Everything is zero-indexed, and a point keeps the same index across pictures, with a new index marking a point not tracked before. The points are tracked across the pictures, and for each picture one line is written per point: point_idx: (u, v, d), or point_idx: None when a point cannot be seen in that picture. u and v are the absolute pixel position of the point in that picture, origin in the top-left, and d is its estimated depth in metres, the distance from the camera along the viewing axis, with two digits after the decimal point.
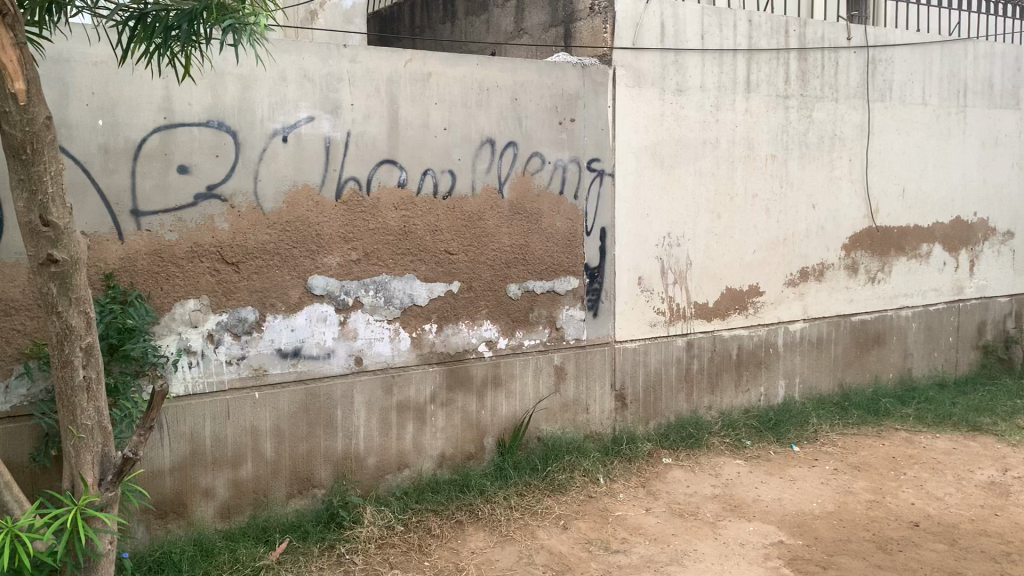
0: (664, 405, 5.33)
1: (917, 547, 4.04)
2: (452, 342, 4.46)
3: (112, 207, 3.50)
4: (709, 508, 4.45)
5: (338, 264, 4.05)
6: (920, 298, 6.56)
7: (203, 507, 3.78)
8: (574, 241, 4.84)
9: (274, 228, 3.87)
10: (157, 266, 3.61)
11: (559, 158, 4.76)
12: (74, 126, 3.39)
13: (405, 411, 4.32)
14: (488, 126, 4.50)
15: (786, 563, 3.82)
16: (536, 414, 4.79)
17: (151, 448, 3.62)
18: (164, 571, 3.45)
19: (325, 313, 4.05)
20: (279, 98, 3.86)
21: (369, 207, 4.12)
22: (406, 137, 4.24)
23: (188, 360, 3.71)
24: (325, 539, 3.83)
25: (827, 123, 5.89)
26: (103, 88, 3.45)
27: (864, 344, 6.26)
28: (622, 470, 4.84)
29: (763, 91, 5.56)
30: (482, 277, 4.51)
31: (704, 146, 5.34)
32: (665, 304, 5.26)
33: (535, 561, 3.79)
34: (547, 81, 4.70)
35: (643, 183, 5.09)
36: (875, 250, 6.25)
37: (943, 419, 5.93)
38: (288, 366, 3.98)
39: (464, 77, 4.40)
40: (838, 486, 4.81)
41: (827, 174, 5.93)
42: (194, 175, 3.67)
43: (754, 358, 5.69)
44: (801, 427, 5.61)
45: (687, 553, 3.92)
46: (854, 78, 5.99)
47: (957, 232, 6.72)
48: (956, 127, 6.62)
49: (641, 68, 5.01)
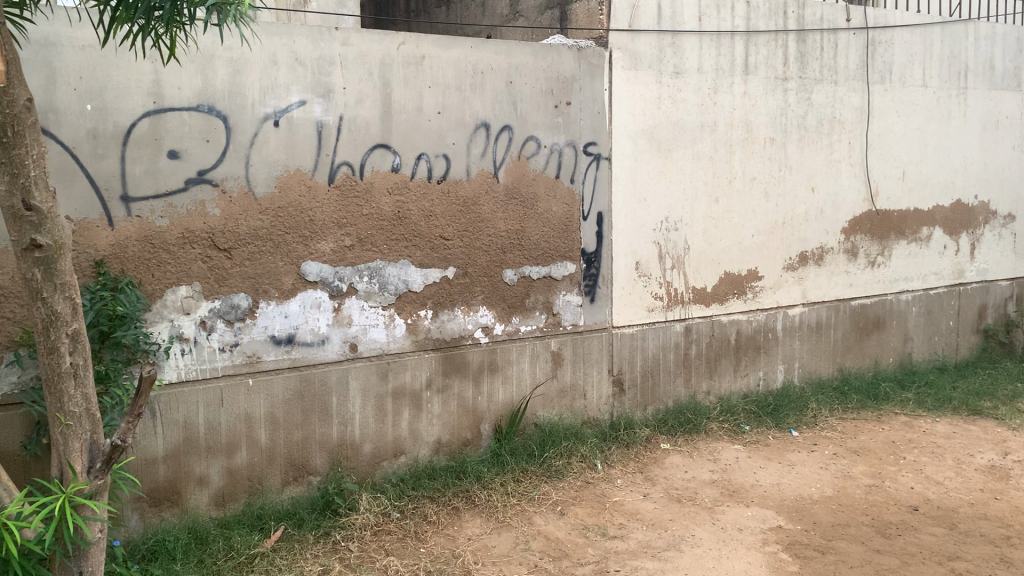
0: (662, 390, 5.30)
1: (916, 531, 4.02)
2: (448, 328, 4.43)
3: (102, 192, 3.47)
4: (707, 493, 4.43)
5: (331, 249, 4.01)
6: (921, 282, 6.52)
7: (197, 495, 3.76)
8: (571, 226, 4.80)
9: (266, 213, 3.83)
10: (148, 252, 3.57)
11: (555, 142, 4.71)
12: (62, 111, 3.35)
13: (401, 398, 4.29)
14: (482, 110, 4.45)
15: (784, 548, 3.80)
16: (533, 401, 4.75)
17: (143, 436, 3.59)
18: (158, 559, 3.44)
19: (319, 299, 4.02)
20: (270, 82, 3.82)
21: (363, 192, 4.08)
22: (399, 121, 4.19)
23: (181, 347, 3.69)
24: (320, 526, 3.81)
25: (826, 106, 5.83)
26: (91, 73, 3.40)
27: (864, 328, 6.22)
28: (620, 456, 4.81)
29: (761, 74, 5.50)
30: (478, 263, 4.48)
31: (702, 128, 5.28)
32: (663, 289, 5.23)
33: (532, 547, 3.77)
34: (543, 64, 4.64)
35: (641, 167, 5.05)
36: (875, 234, 6.20)
37: (944, 404, 5.90)
38: (282, 354, 3.95)
39: (458, 59, 4.34)
40: (837, 470, 4.79)
41: (827, 158, 5.87)
42: (184, 160, 3.63)
43: (753, 343, 5.66)
44: (800, 411, 5.58)
45: (684, 538, 3.90)
46: (853, 60, 5.92)
47: (957, 215, 6.67)
48: (957, 109, 6.56)
49: (638, 50, 4.96)
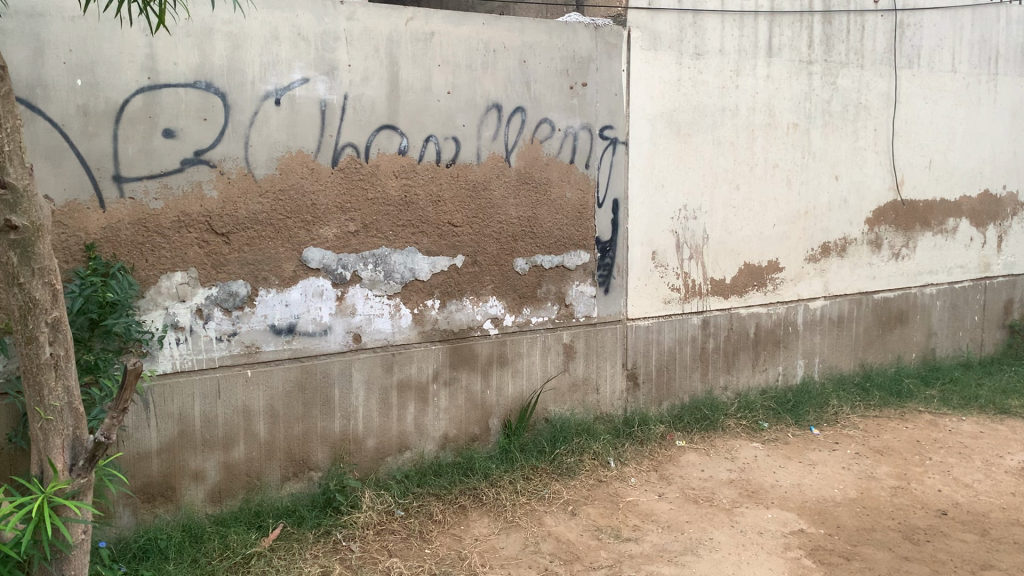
0: (677, 385, 5.10)
1: (946, 537, 3.82)
2: (456, 319, 4.24)
3: (92, 172, 3.29)
4: (725, 493, 4.24)
5: (335, 235, 3.83)
6: (945, 276, 6.30)
7: (192, 491, 3.59)
8: (585, 213, 4.60)
9: (266, 197, 3.64)
10: (142, 236, 3.40)
11: (570, 125, 4.51)
12: (50, 86, 3.18)
13: (406, 391, 4.11)
14: (495, 91, 4.25)
15: (808, 554, 3.61)
16: (543, 395, 4.56)
17: (136, 428, 3.43)
18: (149, 559, 3.28)
19: (321, 287, 3.84)
20: (271, 58, 3.62)
21: (368, 175, 3.89)
22: (407, 102, 3.99)
23: (176, 336, 3.51)
24: (321, 524, 3.64)
25: (852, 91, 5.60)
26: (81, 45, 3.22)
27: (886, 322, 6.01)
28: (634, 453, 4.63)
29: (785, 57, 5.27)
30: (488, 251, 4.28)
31: (724, 113, 5.07)
32: (679, 280, 5.03)
33: (542, 549, 3.59)
34: (557, 43, 4.43)
35: (659, 153, 4.85)
36: (900, 225, 5.97)
37: (969, 402, 5.68)
38: (283, 344, 3.77)
39: (469, 37, 4.13)
40: (861, 470, 4.59)
41: (851, 145, 5.65)
42: (180, 139, 3.45)
43: (773, 336, 5.45)
44: (821, 409, 5.38)
45: (701, 542, 3.71)
46: (881, 42, 5.68)
47: (985, 206, 6.43)
48: (987, 96, 6.30)
49: (657, 29, 4.75)
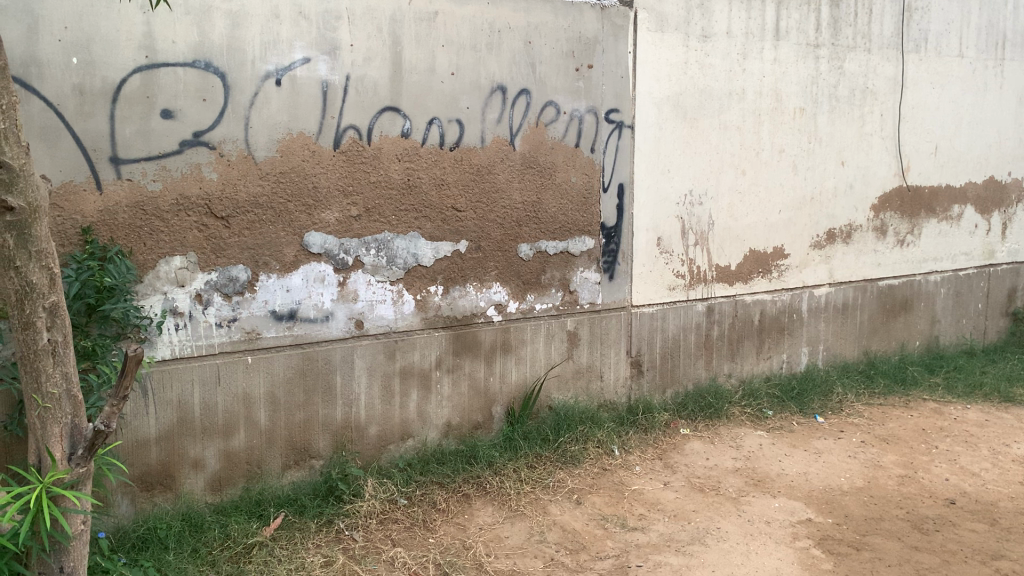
0: (681, 372, 5.04)
1: (955, 527, 3.77)
2: (459, 305, 4.17)
3: (89, 153, 3.20)
4: (731, 483, 4.19)
5: (337, 219, 3.75)
6: (950, 263, 6.25)
7: (192, 480, 3.52)
8: (591, 199, 4.53)
9: (267, 179, 3.56)
10: (139, 219, 3.31)
11: (575, 108, 4.43)
12: (45, 64, 3.08)
13: (409, 378, 4.04)
14: (499, 72, 4.16)
15: (816, 544, 3.57)
16: (547, 382, 4.50)
17: (135, 416, 3.36)
18: (149, 548, 3.22)
19: (322, 273, 3.77)
20: (271, 37, 3.53)
21: (370, 158, 3.81)
22: (410, 83, 3.90)
23: (175, 322, 3.44)
24: (323, 513, 3.57)
25: (859, 75, 5.53)
26: (77, 22, 3.12)
27: (890, 310, 5.96)
28: (638, 441, 4.58)
29: (792, 40, 5.19)
30: (492, 236, 4.21)
31: (730, 97, 4.99)
32: (685, 267, 4.97)
33: (547, 539, 3.53)
34: (564, 23, 4.34)
35: (664, 137, 4.77)
36: (905, 211, 5.92)
37: (974, 389, 5.65)
38: (284, 330, 3.70)
39: (473, 17, 4.04)
40: (867, 459, 4.55)
41: (857, 130, 5.58)
42: (179, 120, 3.36)
43: (777, 324, 5.40)
44: (825, 397, 5.33)
45: (709, 531, 3.66)
46: (888, 26, 5.60)
47: (990, 193, 6.38)
48: (993, 82, 6.23)
49: (664, 11, 4.66)
